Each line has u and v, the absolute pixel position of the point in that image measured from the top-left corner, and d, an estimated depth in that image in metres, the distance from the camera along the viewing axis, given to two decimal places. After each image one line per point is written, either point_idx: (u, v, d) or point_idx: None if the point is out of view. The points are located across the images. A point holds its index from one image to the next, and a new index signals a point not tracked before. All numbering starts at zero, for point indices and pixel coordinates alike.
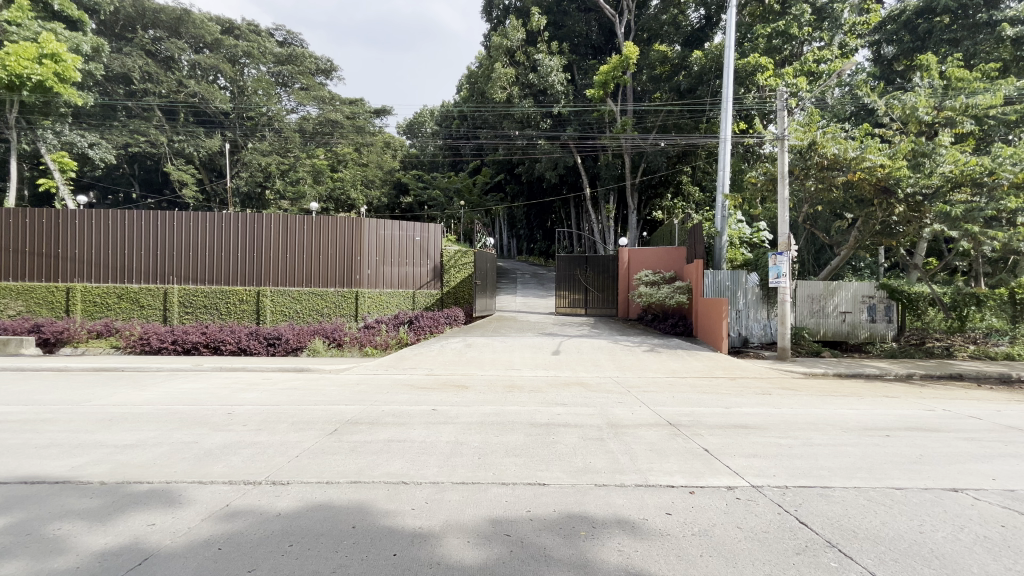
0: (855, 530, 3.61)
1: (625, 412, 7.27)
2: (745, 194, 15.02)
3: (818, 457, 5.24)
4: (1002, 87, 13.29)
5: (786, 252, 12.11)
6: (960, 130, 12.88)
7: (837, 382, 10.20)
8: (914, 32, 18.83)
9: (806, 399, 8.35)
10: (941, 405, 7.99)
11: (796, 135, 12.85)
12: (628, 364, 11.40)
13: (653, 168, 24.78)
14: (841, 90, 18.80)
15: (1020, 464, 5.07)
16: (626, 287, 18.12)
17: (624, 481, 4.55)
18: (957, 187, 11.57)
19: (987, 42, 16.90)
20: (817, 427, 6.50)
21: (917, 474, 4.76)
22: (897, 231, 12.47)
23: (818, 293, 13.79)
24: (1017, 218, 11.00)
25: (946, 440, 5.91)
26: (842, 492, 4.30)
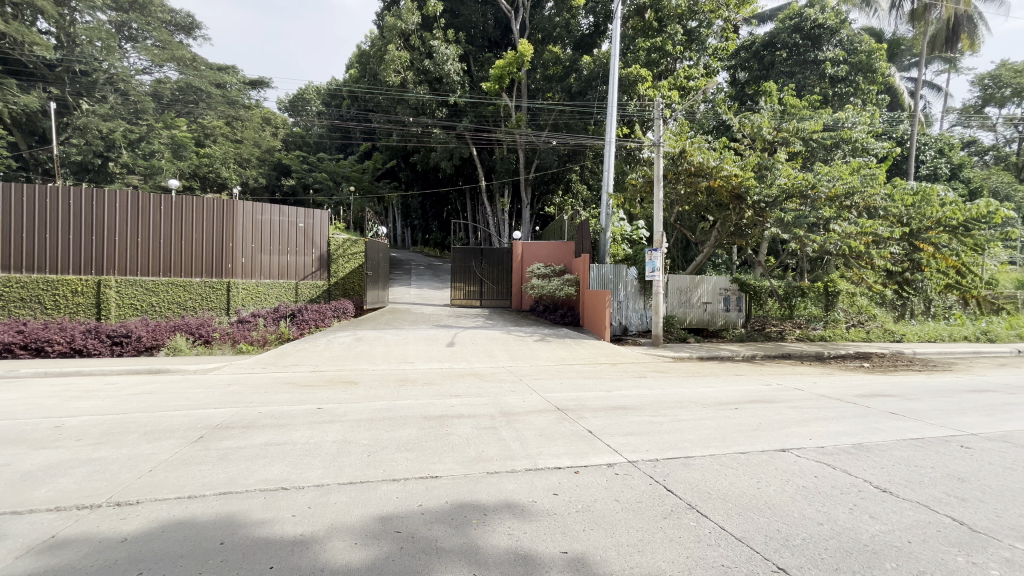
0: (710, 492, 4.15)
1: (517, 400, 7.51)
2: (626, 194, 16.31)
3: (682, 431, 5.90)
4: (822, 116, 16.02)
5: (659, 249, 13.33)
6: (792, 149, 15.29)
7: (697, 364, 11.61)
8: (762, 61, 21.93)
9: (673, 380, 9.39)
10: (775, 380, 9.52)
11: (669, 142, 14.22)
12: (520, 353, 11.79)
13: (544, 165, 25.78)
14: (705, 106, 21.23)
15: (827, 425, 6.24)
16: (518, 280, 18.64)
17: (515, 467, 4.69)
18: (789, 198, 13.71)
19: (814, 77, 20.30)
20: (682, 405, 7.32)
21: (756, 438, 5.63)
22: (746, 232, 14.78)
23: (685, 285, 15.51)
24: (829, 226, 13.35)
25: (778, 409, 7.03)
26: (701, 460, 4.90)
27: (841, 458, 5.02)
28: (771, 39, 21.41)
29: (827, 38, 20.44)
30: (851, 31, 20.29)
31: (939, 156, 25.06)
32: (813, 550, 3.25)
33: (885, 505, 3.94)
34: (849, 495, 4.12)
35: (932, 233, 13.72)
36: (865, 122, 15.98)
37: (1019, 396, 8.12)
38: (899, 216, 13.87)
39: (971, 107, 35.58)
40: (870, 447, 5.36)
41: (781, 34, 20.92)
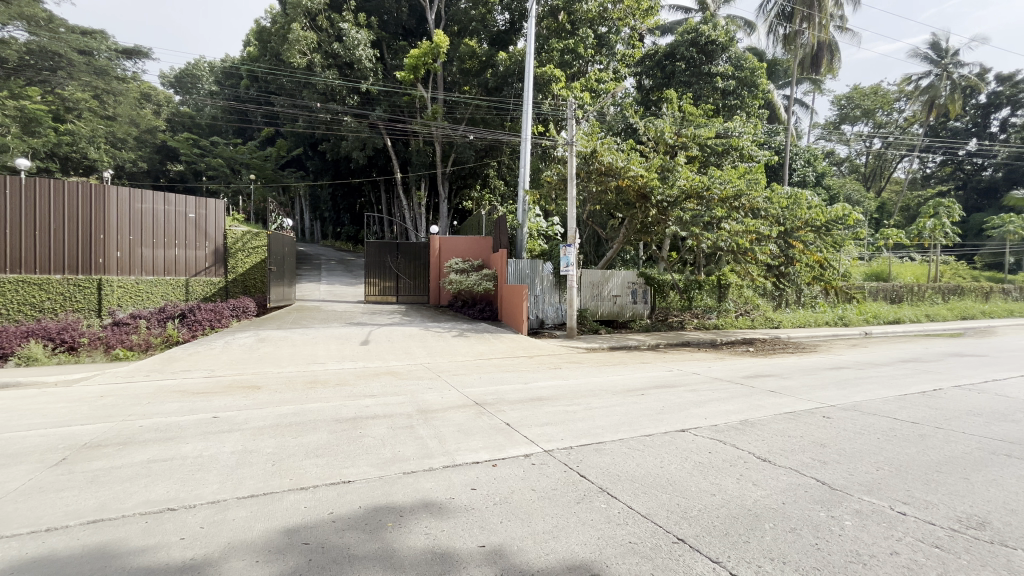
0: (619, 475, 4.39)
1: (435, 397, 7.40)
2: (542, 191, 16.70)
3: (594, 418, 6.19)
4: (714, 124, 17.57)
5: (573, 244, 13.85)
6: (690, 153, 16.62)
7: (609, 354, 12.25)
8: (663, 70, 23.52)
9: (586, 370, 9.81)
10: (676, 366, 10.34)
11: (582, 142, 14.80)
12: (438, 349, 11.63)
13: (461, 159, 25.52)
14: (615, 109, 22.34)
15: (720, 405, 6.90)
16: (436, 275, 18.35)
17: (433, 465, 4.62)
18: (688, 199, 14.82)
19: (707, 89, 22.27)
20: (594, 393, 7.69)
21: (660, 421, 6.06)
22: (651, 229, 15.90)
23: (597, 279, 16.32)
24: (720, 225, 14.71)
25: (678, 393, 7.65)
26: (612, 445, 5.19)
27: (730, 434, 5.57)
28: (672, 50, 22.98)
29: (719, 54, 22.41)
30: (738, 50, 22.45)
31: (807, 165, 28.65)
32: (707, 520, 3.57)
33: (766, 472, 4.44)
34: (736, 466, 4.59)
35: (802, 232, 15.67)
36: (749, 132, 17.74)
37: (865, 371, 9.60)
38: (777, 217, 15.62)
39: (831, 124, 41.11)
40: (754, 422, 6.01)
41: (680, 47, 22.56)
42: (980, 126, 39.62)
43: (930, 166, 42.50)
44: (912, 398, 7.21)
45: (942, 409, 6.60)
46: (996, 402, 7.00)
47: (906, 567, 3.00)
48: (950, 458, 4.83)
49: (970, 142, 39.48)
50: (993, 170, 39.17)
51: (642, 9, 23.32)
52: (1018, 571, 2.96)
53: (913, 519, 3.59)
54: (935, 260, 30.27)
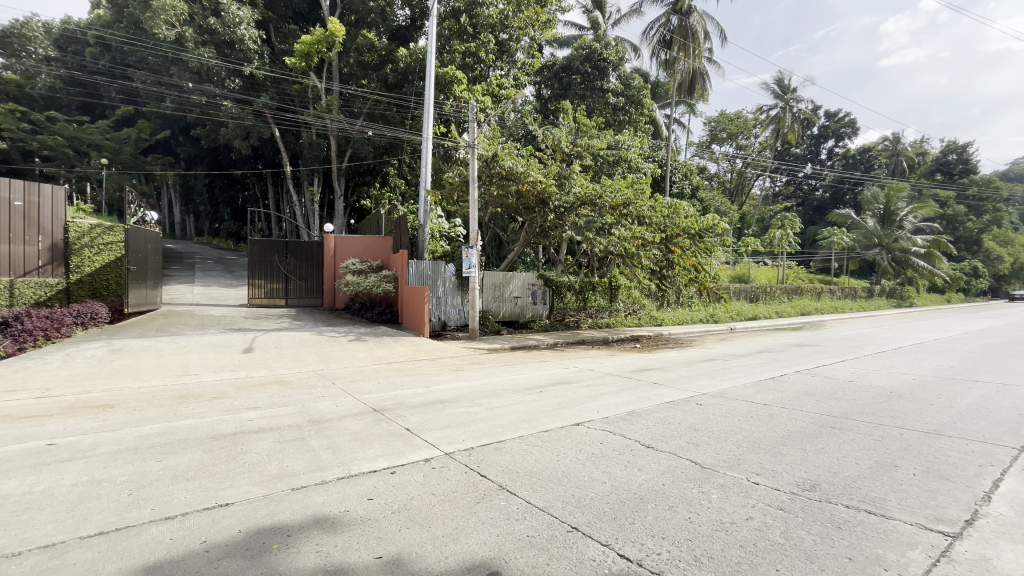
0: (518, 471, 4.52)
1: (329, 405, 6.98)
2: (444, 192, 16.61)
3: (495, 418, 6.28)
4: (607, 137, 18.84)
5: (475, 246, 13.94)
6: (584, 162, 17.64)
7: (510, 354, 12.54)
8: (561, 82, 24.69)
9: (488, 371, 9.94)
10: (572, 363, 10.90)
11: (483, 145, 14.97)
12: (333, 355, 10.99)
13: (359, 155, 24.38)
14: (515, 115, 22.94)
15: (611, 398, 7.43)
16: (331, 276, 17.30)
17: (326, 478, 4.34)
18: (583, 205, 15.74)
19: (600, 103, 23.86)
20: (496, 393, 7.82)
21: (557, 417, 6.35)
22: (549, 233, 16.61)
23: (499, 281, 16.64)
24: (611, 230, 15.88)
25: (574, 389, 8.06)
26: (511, 443, 5.32)
27: (619, 425, 6.00)
28: (568, 63, 24.20)
29: (610, 71, 24.07)
30: (626, 69, 24.36)
31: (684, 178, 31.96)
32: (598, 507, 3.82)
33: (648, 457, 4.87)
34: (624, 454, 4.97)
35: (680, 239, 17.40)
36: (636, 146, 19.27)
37: (729, 361, 10.96)
38: (659, 225, 17.11)
39: (703, 143, 46.24)
40: (639, 412, 6.56)
41: (575, 61, 23.85)
42: (813, 153, 47.44)
43: (778, 184, 49.76)
44: (764, 384, 8.40)
45: (786, 392, 7.78)
46: (824, 384, 8.41)
47: (758, 528, 3.49)
48: (792, 432, 5.71)
49: (807, 166, 47.08)
50: (823, 190, 47.14)
51: (541, 21, 24.17)
52: (838, 521, 3.60)
53: (764, 487, 4.19)
54: (782, 264, 35.58)
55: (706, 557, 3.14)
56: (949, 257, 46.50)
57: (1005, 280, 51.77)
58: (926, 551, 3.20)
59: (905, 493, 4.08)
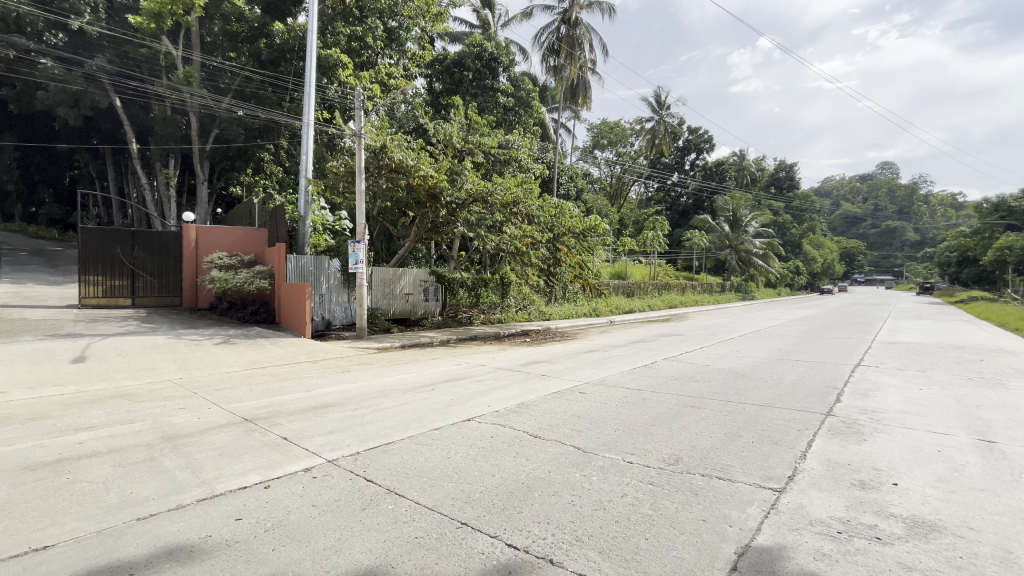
0: (407, 472, 4.41)
1: (188, 418, 6.15)
2: (327, 182, 15.56)
3: (383, 419, 6.05)
4: (497, 135, 19.14)
5: (362, 241, 13.26)
6: (475, 159, 17.69)
7: (400, 352, 12.18)
8: (452, 77, 24.43)
9: (376, 371, 9.54)
10: (464, 359, 10.93)
11: (371, 135, 14.28)
12: (194, 361, 9.70)
13: (226, 136, 21.76)
14: (405, 107, 22.29)
15: (501, 392, 7.60)
16: (192, 272, 15.21)
17: (182, 502, 3.80)
18: (474, 202, 15.70)
19: (491, 102, 24.24)
20: (384, 393, 7.53)
21: (448, 414, 6.33)
22: (441, 229, 16.44)
23: (388, 277, 16.11)
24: (502, 228, 16.21)
25: (465, 384, 8.09)
26: (400, 444, 5.16)
27: (509, 417, 6.16)
28: (459, 59, 24.03)
29: (500, 71, 24.49)
30: (516, 72, 25.04)
31: (570, 181, 33.76)
32: (487, 500, 3.88)
33: (535, 447, 5.07)
34: (512, 445, 5.12)
35: (566, 238, 18.42)
36: (526, 147, 19.81)
37: (608, 352, 11.87)
38: (547, 224, 17.85)
39: (587, 148, 49.25)
40: (527, 404, 6.80)
41: (467, 58, 23.84)
42: (679, 163, 53.13)
43: (651, 190, 54.94)
44: (638, 371, 9.22)
45: (655, 377, 8.63)
46: (686, 369, 9.50)
47: (631, 504, 3.82)
48: (660, 413, 6.37)
49: (674, 175, 52.61)
50: (686, 197, 53.16)
51: (432, 13, 23.44)
52: (695, 489, 4.09)
53: (637, 465, 4.60)
54: (654, 262, 39.47)
55: (586, 536, 3.35)
56: (779, 258, 55.48)
57: (817, 277, 63.32)
58: (761, 506, 3.78)
59: (746, 458, 4.78)
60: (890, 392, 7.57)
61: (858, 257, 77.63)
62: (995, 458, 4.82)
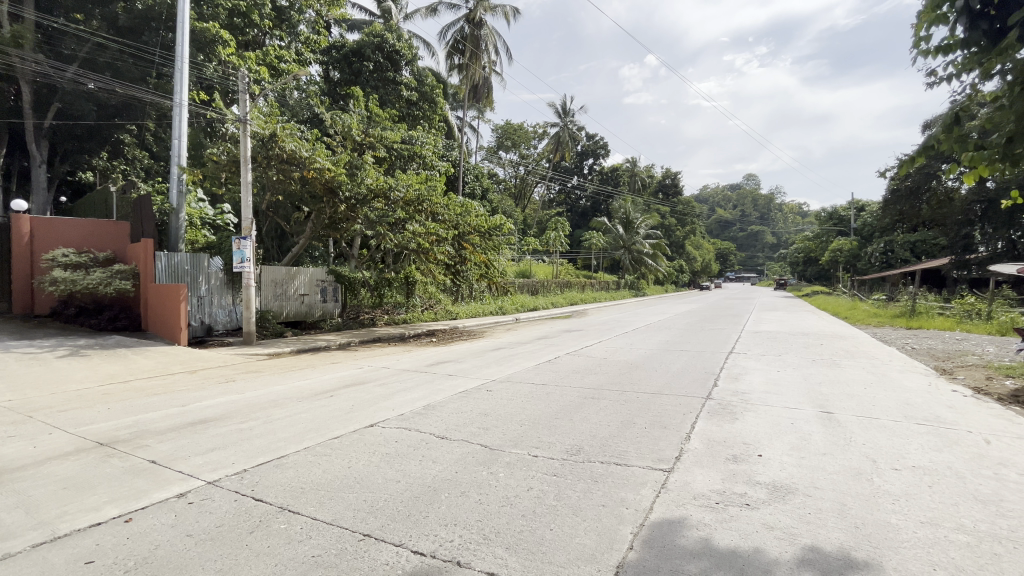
0: (302, 487, 4.07)
1: (21, 448, 5.10)
2: (206, 171, 13.90)
3: (274, 432, 5.54)
4: (400, 130, 18.52)
5: (249, 237, 12.05)
6: (377, 153, 16.97)
7: (295, 358, 11.28)
8: (350, 67, 23.09)
9: (266, 379, 8.72)
10: (366, 362, 10.43)
11: (258, 122, 13.02)
12: (30, 378, 8.10)
13: (72, 112, 18.45)
14: (298, 94, 20.72)
15: (406, 394, 7.36)
16: (28, 273, 12.75)
17: (12, 550, 3.13)
18: (375, 198, 15.04)
19: (393, 95, 23.46)
20: (277, 403, 6.91)
21: (349, 421, 5.98)
22: (340, 225, 15.52)
23: (280, 277, 14.94)
24: (405, 226, 15.69)
25: (367, 389, 7.72)
26: (294, 456, 4.76)
27: (415, 420, 5.99)
28: (358, 48, 22.83)
29: (403, 64, 23.76)
30: (419, 66, 24.48)
31: (476, 180, 33.84)
32: (392, 508, 3.71)
33: (442, 448, 4.98)
34: (419, 449, 4.98)
35: (471, 236, 18.40)
36: (430, 144, 19.47)
37: (514, 349, 12.08)
38: (452, 222, 17.63)
39: (492, 148, 49.75)
40: (434, 405, 6.67)
41: (366, 48, 22.77)
42: (578, 167, 55.86)
43: (552, 192, 57.08)
44: (542, 366, 9.51)
45: (558, 372, 8.97)
46: (586, 362, 10.00)
47: (537, 496, 3.91)
48: (563, 406, 6.62)
49: (574, 178, 55.16)
50: (585, 200, 56.07)
51: None
52: (595, 476, 4.31)
53: (541, 459, 4.72)
54: (556, 261, 41.07)
55: (493, 533, 3.36)
56: (666, 257, 60.85)
57: (697, 275, 70.52)
58: (653, 487, 4.08)
59: (639, 443, 5.14)
60: (755, 375, 8.66)
61: (730, 257, 88.08)
62: (832, 425, 5.73)
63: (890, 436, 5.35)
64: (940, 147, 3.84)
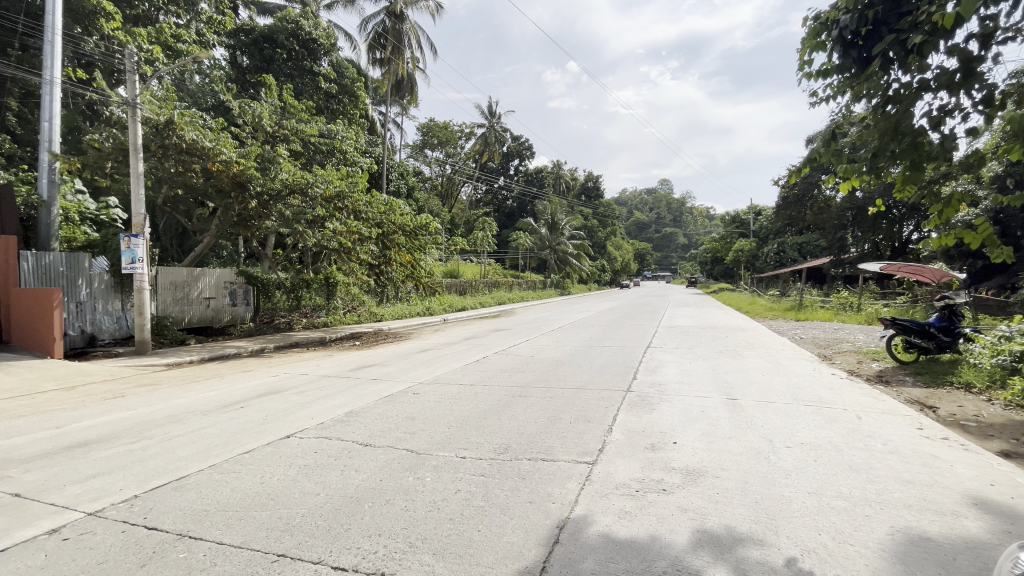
0: (206, 509, 3.70)
1: None
2: (86, 159, 12.23)
3: (173, 450, 4.99)
4: (317, 122, 17.50)
5: (142, 235, 10.75)
6: (292, 146, 15.92)
7: (199, 367, 10.27)
8: (261, 53, 21.53)
9: (164, 392, 7.84)
10: (283, 369, 9.76)
11: (150, 107, 11.66)
12: None
13: None
14: (201, 79, 18.93)
15: (327, 401, 6.97)
16: None
17: None
18: (291, 194, 14.10)
19: (310, 86, 22.19)
20: (176, 418, 6.23)
21: (261, 433, 5.54)
22: (251, 223, 14.39)
23: (181, 279, 13.55)
24: (325, 223, 14.87)
25: (283, 398, 7.22)
26: (198, 476, 4.32)
27: (335, 428, 5.69)
28: (270, 33, 21.32)
29: (321, 54, 22.54)
30: (339, 57, 23.34)
31: (401, 178, 32.98)
32: (310, 523, 3.48)
33: (365, 456, 4.76)
34: (340, 458, 4.72)
35: (396, 236, 17.80)
36: (351, 138, 18.68)
37: (442, 350, 11.91)
38: (376, 220, 16.97)
39: (418, 146, 48.79)
40: (357, 412, 6.37)
41: (279, 33, 21.32)
42: (504, 168, 56.39)
43: (479, 192, 57.10)
44: (470, 366, 9.47)
45: (486, 371, 8.98)
46: (514, 360, 10.11)
47: (465, 498, 3.86)
48: (491, 405, 6.63)
49: (500, 178, 55.57)
50: (512, 200, 56.74)
51: None
52: (522, 473, 4.34)
53: (469, 459, 4.68)
54: (484, 261, 41.15)
55: (420, 540, 3.27)
56: (589, 257, 63.20)
57: (618, 273, 74.10)
58: (578, 480, 4.19)
59: (565, 438, 5.27)
60: (670, 367, 9.25)
61: (647, 257, 93.60)
62: (736, 410, 6.26)
63: (784, 417, 5.95)
64: (820, 159, 4.33)
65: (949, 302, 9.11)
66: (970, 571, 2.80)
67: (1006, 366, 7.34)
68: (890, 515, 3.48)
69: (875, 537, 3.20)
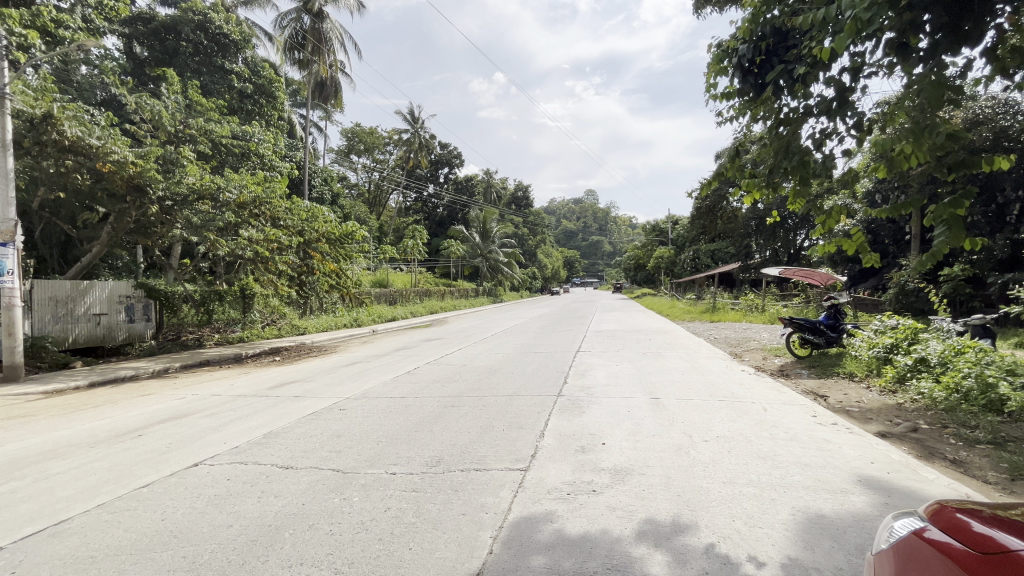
0: (94, 554, 3.25)
1: None
2: None
3: (52, 490, 4.35)
4: (229, 123, 16.28)
5: (11, 244, 9.36)
6: (200, 148, 14.70)
7: (87, 393, 9.05)
8: (162, 45, 19.75)
9: (41, 424, 6.83)
10: (191, 391, 8.88)
11: (23, 98, 10.18)
12: None
13: None
14: (89, 70, 16.95)
15: (241, 423, 6.42)
16: None
17: None
18: (199, 199, 13.05)
19: (221, 85, 20.66)
20: (57, 453, 5.45)
21: (163, 463, 4.99)
22: (152, 230, 12.99)
23: (64, 294, 11.94)
24: (239, 231, 13.78)
25: (190, 422, 6.55)
26: (83, 518, 3.79)
27: (251, 451, 5.26)
28: (173, 24, 19.59)
29: (234, 51, 21.10)
30: (255, 55, 21.96)
31: (324, 184, 31.55)
32: (221, 559, 3.17)
33: (286, 480, 4.44)
34: (256, 484, 4.36)
35: (320, 244, 16.97)
36: (267, 142, 17.67)
37: (371, 363, 11.46)
38: (297, 228, 16.05)
39: (342, 151, 47.04)
40: (276, 432, 5.94)
41: (183, 25, 19.64)
42: (434, 176, 55.81)
43: (409, 200, 56.01)
44: (400, 379, 9.19)
45: (417, 383, 8.75)
46: (446, 370, 9.96)
47: (395, 516, 3.71)
48: (423, 417, 6.46)
49: (429, 186, 54.79)
50: (441, 208, 56.12)
51: None
52: (455, 486, 4.26)
53: (400, 475, 4.52)
54: (414, 270, 40.34)
55: (346, 565, 3.08)
56: (520, 265, 64.13)
57: (549, 280, 75.77)
58: (511, 488, 4.19)
59: (498, 446, 5.27)
60: (598, 370, 9.57)
61: (575, 264, 96.82)
62: (660, 409, 6.60)
63: (701, 413, 6.36)
64: (726, 173, 4.71)
65: (835, 302, 10.24)
66: (857, 542, 3.15)
67: (881, 357, 8.44)
68: (792, 497, 3.82)
69: (779, 518, 3.50)
